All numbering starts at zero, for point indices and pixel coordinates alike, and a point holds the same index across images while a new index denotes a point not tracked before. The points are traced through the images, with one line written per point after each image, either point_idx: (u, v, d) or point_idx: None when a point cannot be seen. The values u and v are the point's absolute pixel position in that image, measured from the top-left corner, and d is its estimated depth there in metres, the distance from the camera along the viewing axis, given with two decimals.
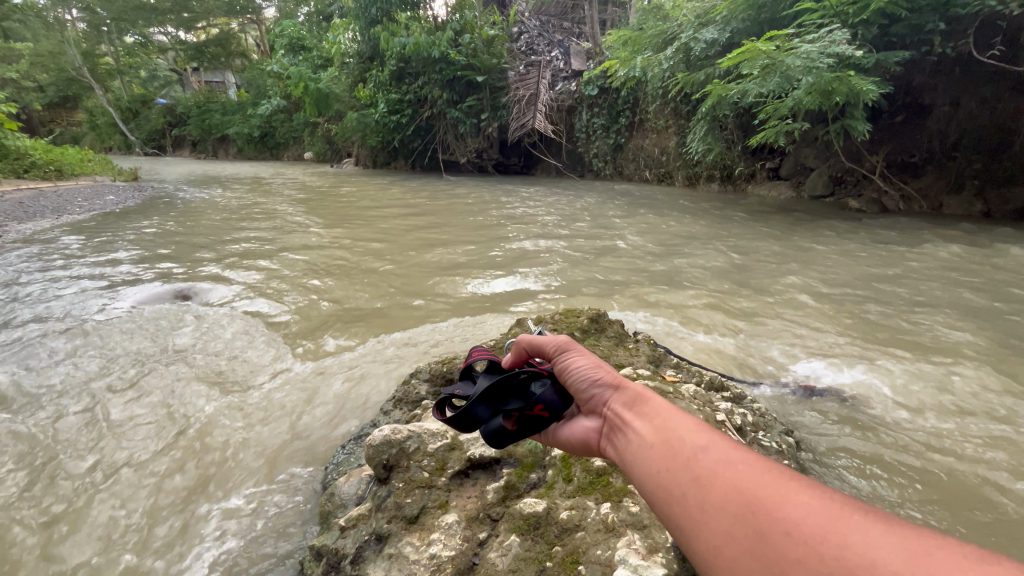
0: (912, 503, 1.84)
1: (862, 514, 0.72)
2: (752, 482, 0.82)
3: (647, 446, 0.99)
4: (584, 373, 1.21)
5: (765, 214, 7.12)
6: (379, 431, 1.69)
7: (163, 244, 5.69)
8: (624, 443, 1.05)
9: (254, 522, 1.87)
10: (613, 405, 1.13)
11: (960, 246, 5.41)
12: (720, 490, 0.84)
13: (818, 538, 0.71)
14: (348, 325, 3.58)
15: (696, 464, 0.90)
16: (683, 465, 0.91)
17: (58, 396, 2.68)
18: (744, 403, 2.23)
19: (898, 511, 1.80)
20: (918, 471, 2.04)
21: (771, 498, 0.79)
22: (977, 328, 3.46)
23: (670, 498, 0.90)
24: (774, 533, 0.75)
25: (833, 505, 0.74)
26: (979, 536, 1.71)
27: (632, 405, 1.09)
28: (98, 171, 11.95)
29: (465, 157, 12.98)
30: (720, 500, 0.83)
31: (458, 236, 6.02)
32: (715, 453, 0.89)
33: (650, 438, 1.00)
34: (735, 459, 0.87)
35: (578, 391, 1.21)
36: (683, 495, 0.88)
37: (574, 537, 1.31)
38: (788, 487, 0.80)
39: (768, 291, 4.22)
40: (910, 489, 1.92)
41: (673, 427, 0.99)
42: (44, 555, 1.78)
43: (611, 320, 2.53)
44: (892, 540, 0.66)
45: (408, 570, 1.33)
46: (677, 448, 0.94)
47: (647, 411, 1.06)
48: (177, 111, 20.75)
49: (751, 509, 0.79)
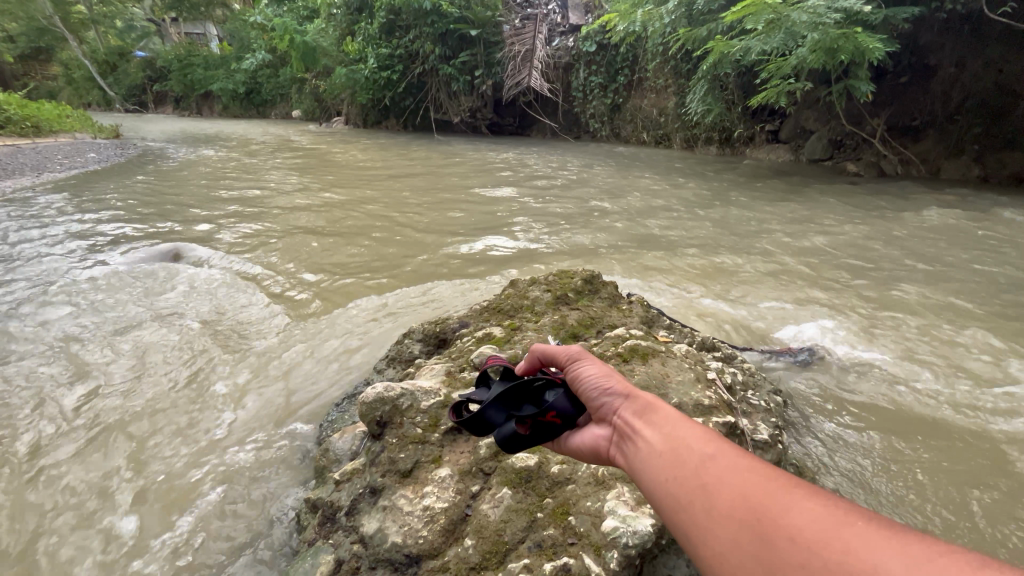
0: (885, 463, 1.90)
1: (863, 520, 0.69)
2: (758, 490, 0.79)
3: (655, 453, 0.94)
4: (594, 381, 1.16)
5: (763, 178, 7.03)
6: (372, 388, 1.67)
7: (150, 205, 5.54)
8: (632, 450, 0.99)
9: (249, 478, 1.89)
10: (622, 411, 1.07)
11: (953, 212, 5.39)
12: (724, 496, 0.81)
13: (818, 543, 0.69)
14: (338, 284, 3.56)
15: (703, 470, 0.86)
16: (689, 470, 0.88)
17: (48, 357, 2.66)
18: (734, 362, 2.25)
19: (870, 467, 1.88)
20: (896, 433, 2.08)
21: (776, 504, 0.76)
22: (967, 294, 3.49)
23: (676, 504, 0.86)
24: (780, 540, 0.72)
25: (836, 512, 0.72)
26: (951, 495, 1.78)
27: (641, 413, 1.03)
28: (77, 127, 11.46)
29: (458, 117, 12.55)
30: (726, 508, 0.80)
31: (453, 198, 5.89)
32: (723, 462, 0.85)
33: (661, 444, 0.95)
34: (740, 466, 0.84)
35: (587, 399, 1.15)
36: (690, 501, 0.85)
37: (565, 489, 1.34)
38: (795, 492, 0.77)
39: (759, 254, 4.22)
40: (876, 447, 1.99)
41: (683, 436, 0.94)
42: (42, 513, 1.82)
43: (606, 281, 2.49)
44: (892, 545, 0.64)
45: (403, 521, 1.36)
46: (685, 455, 0.90)
47: (657, 419, 1.00)
48: (157, 65, 19.76)
49: (756, 516, 0.76)
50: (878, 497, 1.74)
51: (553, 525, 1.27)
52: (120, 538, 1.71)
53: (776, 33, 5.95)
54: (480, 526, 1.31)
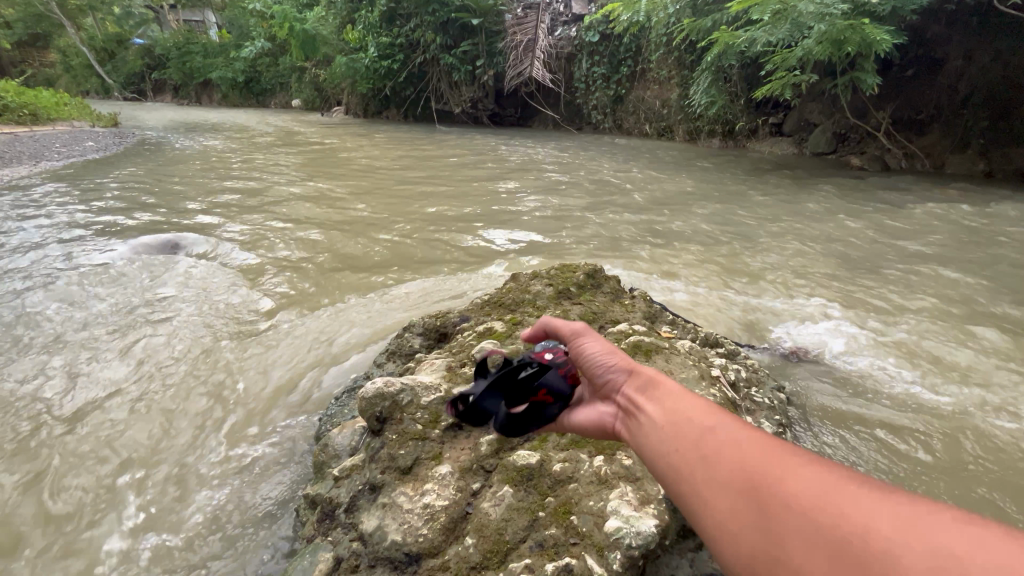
0: (885, 462, 1.88)
1: (857, 484, 0.72)
2: (759, 460, 0.82)
3: (659, 429, 0.98)
4: (598, 360, 1.23)
5: (766, 172, 6.96)
6: (372, 384, 1.64)
7: (148, 194, 5.50)
8: (636, 425, 1.05)
9: (250, 472, 1.89)
10: (627, 387, 1.14)
11: (957, 208, 5.34)
12: (722, 466, 0.85)
13: (809, 503, 0.72)
14: (336, 277, 3.52)
15: (704, 442, 0.90)
16: (690, 441, 0.92)
17: (45, 348, 2.64)
18: (737, 358, 2.23)
19: (870, 467, 1.86)
20: (895, 432, 2.05)
21: (772, 468, 0.79)
22: (971, 290, 3.46)
23: (680, 476, 0.90)
24: (776, 507, 0.75)
25: (831, 475, 0.74)
26: (949, 492, 1.76)
27: (644, 390, 1.09)
28: (76, 115, 11.35)
29: (459, 107, 12.42)
30: (724, 476, 0.83)
31: (454, 190, 5.83)
32: (723, 435, 0.89)
33: (662, 416, 1.00)
34: (738, 437, 0.87)
35: (593, 374, 1.23)
36: (691, 471, 0.89)
37: (567, 488, 1.33)
38: (790, 459, 0.80)
39: (763, 248, 4.18)
40: (875, 446, 1.96)
41: (685, 412, 0.98)
42: (40, 506, 1.80)
43: (608, 275, 2.46)
44: (884, 506, 0.66)
45: (403, 519, 1.34)
46: (687, 431, 0.94)
47: (659, 395, 1.05)
48: (155, 52, 19.55)
49: (752, 481, 0.79)
50: None
51: (555, 524, 1.25)
52: (118, 533, 1.69)
53: (782, 23, 5.87)
54: (481, 524, 1.29)
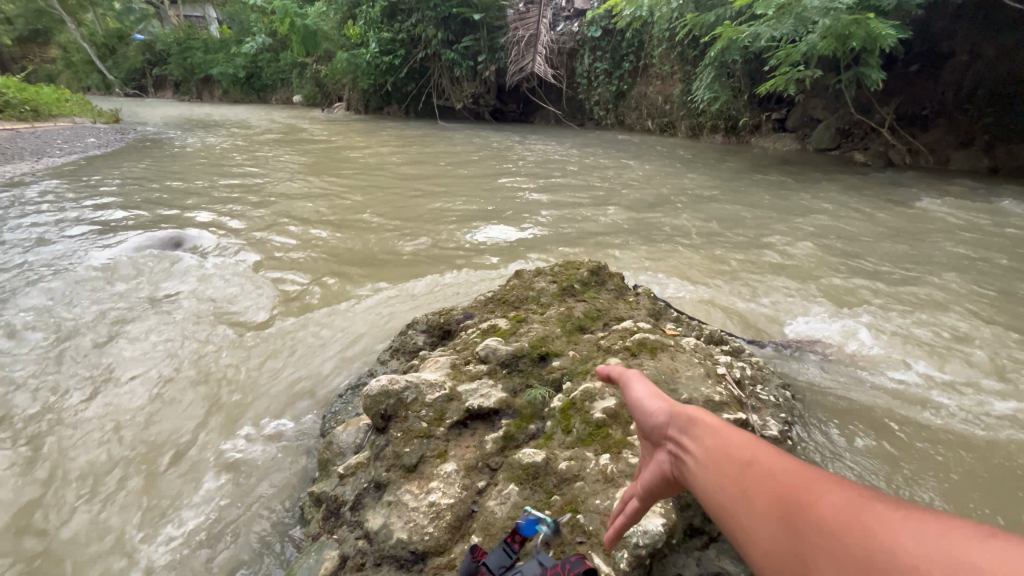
0: (889, 458, 1.87)
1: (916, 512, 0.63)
2: (808, 495, 0.74)
3: (704, 469, 0.91)
4: (638, 403, 1.14)
5: (769, 167, 6.93)
6: (376, 381, 1.64)
7: (150, 191, 5.50)
8: (684, 467, 0.97)
9: (255, 469, 1.89)
10: (665, 427, 1.04)
11: (962, 203, 5.32)
12: (761, 500, 0.80)
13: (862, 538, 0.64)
14: (339, 273, 3.51)
15: (743, 478, 0.84)
16: (730, 478, 0.86)
17: (50, 344, 2.65)
18: (742, 355, 2.22)
19: (874, 464, 1.85)
20: (899, 428, 2.04)
21: (808, 499, 0.74)
22: (976, 286, 3.44)
23: (732, 518, 0.83)
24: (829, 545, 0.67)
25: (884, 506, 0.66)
26: (954, 488, 1.75)
27: (685, 428, 1.00)
28: (77, 111, 11.34)
29: (461, 103, 12.38)
30: (764, 513, 0.78)
31: (455, 186, 5.82)
32: (771, 470, 0.82)
33: (701, 454, 0.93)
34: (775, 468, 0.81)
35: (638, 419, 1.14)
36: (732, 510, 0.83)
37: (573, 486, 1.33)
38: (843, 492, 0.72)
39: (767, 244, 4.16)
40: (879, 442, 1.95)
41: (730, 447, 0.90)
42: (46, 502, 1.81)
43: (612, 272, 2.45)
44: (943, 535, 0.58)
45: (408, 517, 1.34)
46: (731, 467, 0.87)
47: (701, 431, 0.97)
48: (156, 48, 19.51)
49: (791, 516, 0.74)
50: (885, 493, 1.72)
51: (561, 523, 1.25)
52: (125, 530, 1.70)
53: (786, 18, 5.83)
54: (487, 522, 1.29)
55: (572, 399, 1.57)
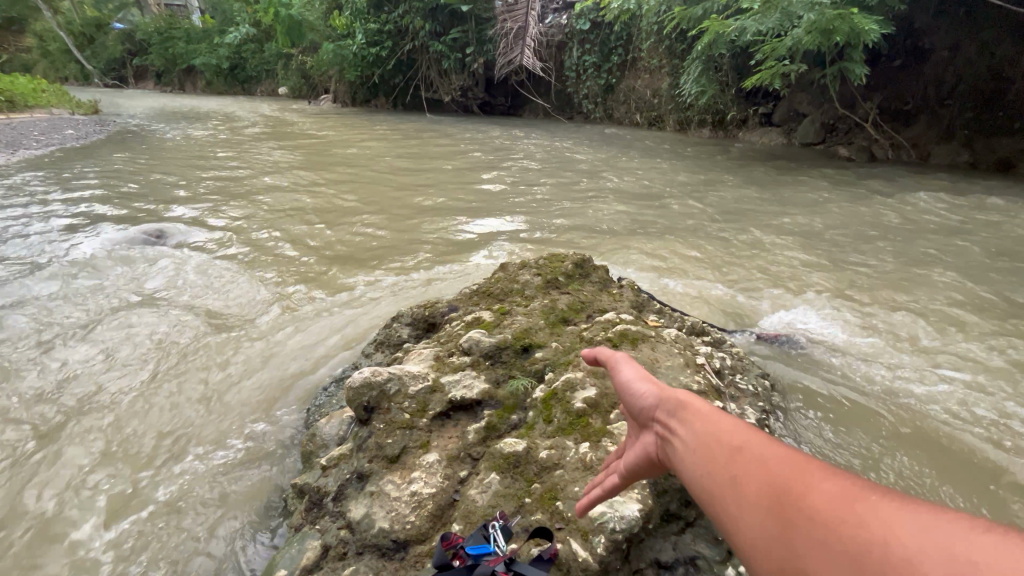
0: (859, 448, 1.93)
1: (880, 495, 0.73)
2: (785, 477, 0.83)
3: (691, 450, 0.99)
4: (631, 388, 1.21)
5: (755, 162, 7.00)
6: (359, 373, 1.65)
7: (132, 184, 5.40)
8: (671, 449, 1.04)
9: (239, 461, 1.89)
10: (656, 411, 1.12)
11: (941, 198, 5.43)
12: (750, 481, 0.87)
13: (830, 515, 0.73)
14: (323, 267, 3.48)
15: (733, 462, 0.92)
16: (720, 461, 0.93)
17: (28, 338, 2.61)
18: (724, 346, 2.26)
19: (845, 453, 1.90)
20: (869, 418, 2.11)
21: (797, 484, 0.81)
22: (952, 279, 3.53)
23: (712, 496, 0.92)
24: (800, 521, 0.77)
25: (852, 488, 0.76)
26: (918, 477, 1.82)
27: (674, 413, 1.08)
28: (54, 102, 11.06)
29: (449, 96, 12.29)
30: (754, 496, 0.85)
31: (443, 179, 5.79)
32: (752, 453, 0.91)
33: (690, 439, 1.01)
34: (764, 455, 0.89)
35: (629, 404, 1.20)
36: (722, 490, 0.90)
37: (553, 474, 1.35)
38: (816, 474, 0.81)
39: (751, 238, 4.21)
40: (847, 432, 2.01)
41: (717, 431, 0.99)
42: (26, 497, 1.80)
43: (596, 265, 2.47)
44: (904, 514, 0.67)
45: (390, 506, 1.35)
46: (716, 451, 0.95)
47: (690, 416, 1.04)
48: (137, 38, 19.05)
49: (780, 499, 0.81)
50: None
51: (541, 509, 1.27)
52: (104, 525, 1.68)
53: (772, 13, 5.87)
54: (469, 511, 1.31)
55: (554, 389, 1.59)
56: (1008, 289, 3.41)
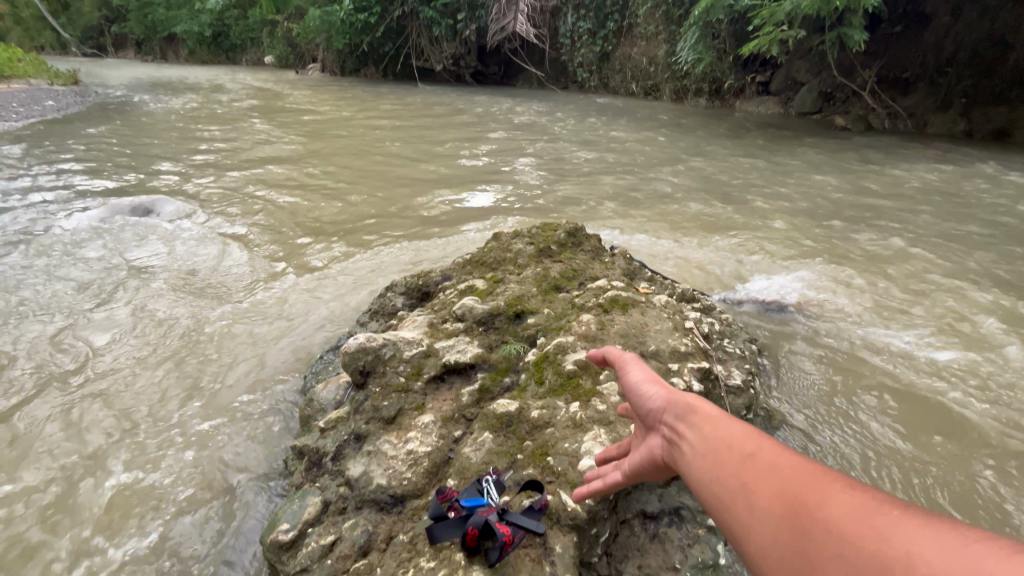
0: (843, 410, 2.00)
1: (899, 508, 0.68)
2: (800, 485, 0.79)
3: (699, 456, 0.94)
4: (640, 390, 1.16)
5: (751, 132, 6.93)
6: (354, 339, 1.68)
7: (116, 157, 5.29)
8: (679, 454, 0.99)
9: (243, 430, 1.97)
10: (664, 414, 1.07)
11: (934, 168, 5.43)
12: (762, 489, 0.83)
13: (846, 527, 0.69)
14: (314, 240, 3.47)
15: (742, 468, 0.87)
16: (730, 467, 0.89)
17: (22, 312, 2.63)
18: (713, 313, 2.30)
19: (830, 415, 1.97)
20: (852, 380, 2.18)
21: (810, 492, 0.77)
22: (942, 249, 3.56)
23: (721, 503, 0.87)
24: (814, 531, 0.72)
25: (870, 500, 0.71)
26: (899, 435, 1.89)
27: (683, 417, 1.03)
28: (30, 71, 10.63)
29: (440, 65, 11.97)
30: (766, 503, 0.81)
31: (435, 151, 5.72)
32: (764, 460, 0.86)
33: (699, 444, 0.96)
34: (776, 461, 0.85)
35: (637, 406, 1.15)
36: (731, 498, 0.86)
37: (544, 433, 1.40)
38: (831, 483, 0.77)
39: (745, 208, 4.21)
40: (830, 394, 2.09)
41: (728, 436, 0.94)
42: (33, 465, 1.86)
43: (589, 234, 2.48)
44: (924, 531, 0.63)
45: (387, 465, 1.40)
46: (726, 456, 0.91)
47: (699, 421, 1.00)
48: (113, 3, 18.20)
49: (794, 509, 0.77)
50: (840, 442, 1.84)
51: (532, 465, 1.33)
52: (108, 494, 1.73)
53: None
54: (463, 467, 1.36)
55: (546, 352, 1.63)
56: (996, 258, 3.45)
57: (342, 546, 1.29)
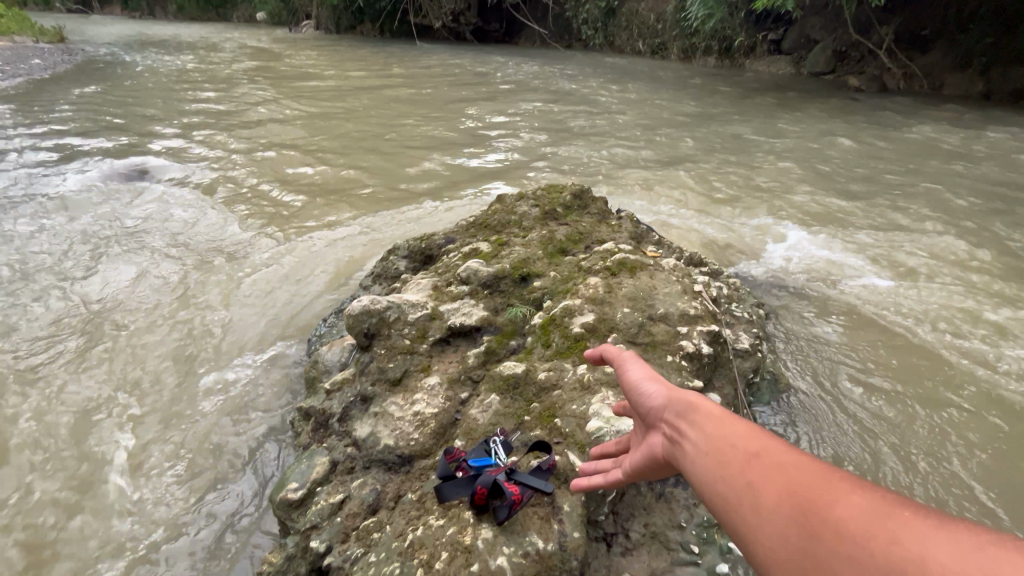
0: (848, 374, 1.99)
1: (913, 509, 0.64)
2: (809, 484, 0.73)
3: (702, 453, 0.87)
4: (637, 384, 1.07)
5: (761, 93, 6.69)
6: (357, 301, 1.65)
7: (107, 118, 5.13)
8: (680, 452, 0.92)
9: (249, 393, 1.98)
10: (663, 410, 0.99)
11: (949, 130, 5.26)
12: (768, 488, 0.76)
13: (860, 528, 0.64)
14: (312, 203, 3.40)
15: (748, 467, 0.80)
16: (734, 467, 0.82)
17: (22, 278, 2.61)
18: (720, 277, 2.26)
19: (835, 379, 1.96)
20: (859, 345, 2.16)
21: (820, 491, 0.71)
22: (953, 214, 3.47)
23: (724, 504, 0.80)
24: (825, 534, 0.67)
25: (882, 500, 0.66)
26: (904, 399, 1.88)
27: (683, 414, 0.95)
28: (14, 28, 10.21)
29: (439, 22, 11.48)
30: (773, 502, 0.74)
31: (435, 113, 5.54)
32: (770, 457, 0.80)
33: (701, 441, 0.88)
34: (786, 461, 0.78)
35: (635, 402, 1.07)
36: (733, 497, 0.79)
37: (551, 395, 1.39)
38: (843, 482, 0.71)
39: (754, 172, 4.10)
40: (836, 358, 2.07)
41: (731, 433, 0.87)
42: (44, 428, 1.88)
43: (595, 197, 2.41)
44: (943, 533, 0.59)
45: (394, 426, 1.40)
46: (730, 453, 0.84)
47: (701, 417, 0.92)
48: None
49: (804, 512, 0.70)
50: (845, 405, 1.85)
51: (540, 426, 1.32)
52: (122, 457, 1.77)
53: None
54: (470, 428, 1.36)
55: (552, 315, 1.61)
56: (1009, 224, 3.37)
57: (351, 504, 1.30)
